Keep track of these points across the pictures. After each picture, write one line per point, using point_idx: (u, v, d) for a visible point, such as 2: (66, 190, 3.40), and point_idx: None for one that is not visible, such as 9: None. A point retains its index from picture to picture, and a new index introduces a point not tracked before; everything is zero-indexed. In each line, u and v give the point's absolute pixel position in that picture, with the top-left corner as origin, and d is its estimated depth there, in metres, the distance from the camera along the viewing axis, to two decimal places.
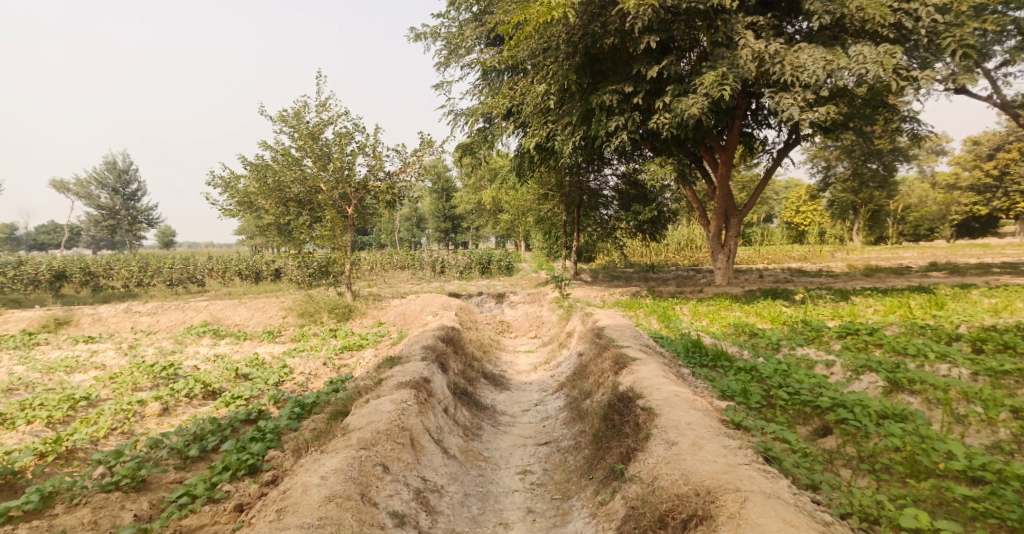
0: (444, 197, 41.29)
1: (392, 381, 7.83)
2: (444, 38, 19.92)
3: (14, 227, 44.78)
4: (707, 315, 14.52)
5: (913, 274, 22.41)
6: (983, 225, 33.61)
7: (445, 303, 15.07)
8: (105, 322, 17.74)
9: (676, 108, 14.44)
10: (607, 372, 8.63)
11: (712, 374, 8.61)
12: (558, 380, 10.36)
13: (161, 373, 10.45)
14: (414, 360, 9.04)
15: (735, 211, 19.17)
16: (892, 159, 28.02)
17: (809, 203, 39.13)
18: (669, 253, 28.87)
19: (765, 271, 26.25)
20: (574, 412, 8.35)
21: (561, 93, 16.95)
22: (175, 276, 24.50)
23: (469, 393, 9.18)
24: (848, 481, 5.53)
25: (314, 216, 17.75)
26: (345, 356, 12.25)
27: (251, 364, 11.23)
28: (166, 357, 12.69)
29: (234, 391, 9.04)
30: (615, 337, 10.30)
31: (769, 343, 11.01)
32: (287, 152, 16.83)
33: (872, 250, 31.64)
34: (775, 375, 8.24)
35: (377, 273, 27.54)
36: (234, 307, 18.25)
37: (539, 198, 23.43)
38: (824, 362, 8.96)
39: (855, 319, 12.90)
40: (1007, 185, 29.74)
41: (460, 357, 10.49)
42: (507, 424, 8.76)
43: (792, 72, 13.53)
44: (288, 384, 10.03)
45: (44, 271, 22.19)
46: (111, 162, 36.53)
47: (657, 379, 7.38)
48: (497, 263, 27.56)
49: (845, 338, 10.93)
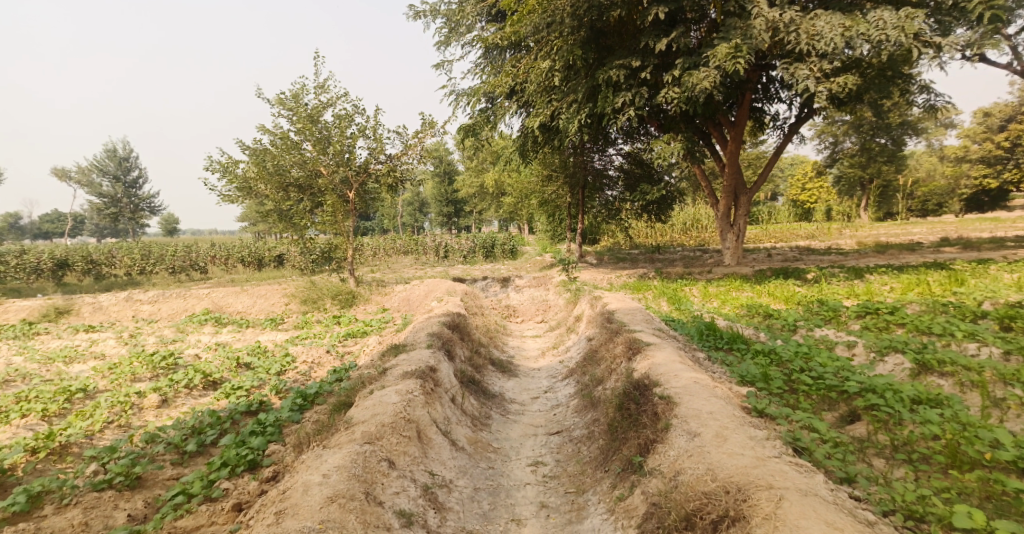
0: (446, 181, 40.82)
1: (397, 371, 7.52)
2: (443, 16, 19.42)
3: (17, 217, 44.60)
4: (718, 296, 14.15)
5: (925, 250, 21.96)
6: (992, 200, 32.95)
7: (450, 287, 14.76)
8: (105, 311, 17.48)
9: (686, 82, 13.93)
10: (620, 358, 8.30)
11: (729, 358, 8.30)
12: (568, 366, 10.05)
13: (161, 363, 10.11)
14: (419, 348, 8.73)
15: (744, 189, 18.69)
16: (900, 134, 28.24)
17: (815, 180, 38.38)
18: (675, 234, 28.42)
19: (773, 250, 25.81)
20: (586, 400, 8.04)
21: (566, 70, 16.45)
22: (177, 264, 24.24)
23: (477, 381, 8.88)
24: (885, 472, 5.24)
25: (315, 200, 17.39)
26: (349, 344, 11.95)
27: (253, 353, 10.95)
28: (167, 346, 12.41)
29: (234, 382, 8.71)
30: (626, 321, 9.95)
31: (785, 323, 10.68)
32: (286, 135, 16.44)
33: (881, 226, 31.12)
34: (796, 358, 7.92)
35: (381, 258, 27.22)
36: (236, 295, 17.97)
37: (543, 179, 23.00)
38: (844, 343, 8.62)
39: (872, 297, 12.54)
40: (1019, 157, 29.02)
41: (467, 344, 10.19)
42: (516, 412, 8.47)
43: (807, 42, 13.05)
44: (290, 373, 9.73)
45: (46, 260, 21.92)
46: (112, 149, 36.16)
47: (673, 366, 7.05)
48: (501, 246, 27.20)
49: (864, 317, 10.58)
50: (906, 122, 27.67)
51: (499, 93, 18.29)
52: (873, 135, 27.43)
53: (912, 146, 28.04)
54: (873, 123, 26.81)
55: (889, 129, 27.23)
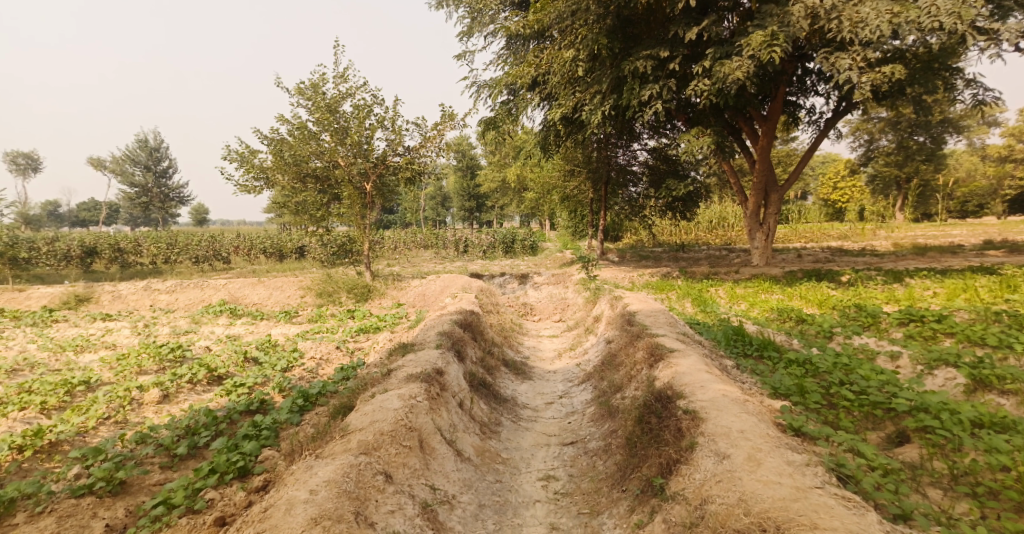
0: (469, 175, 40.42)
1: (401, 374, 7.06)
2: (466, 5, 18.95)
3: (54, 205, 45.34)
4: (746, 298, 13.45)
5: (968, 254, 20.86)
6: None
7: (466, 283, 14.30)
8: (124, 299, 17.37)
9: (718, 73, 13.23)
10: (641, 365, 7.73)
11: (761, 367, 7.68)
12: (586, 369, 9.50)
13: (167, 354, 9.77)
14: (427, 348, 8.26)
15: (775, 187, 17.86)
16: (940, 132, 26.18)
17: (848, 179, 36.86)
18: (700, 232, 27.60)
19: (803, 250, 24.88)
20: (603, 409, 7.50)
21: (591, 60, 15.84)
22: (201, 253, 24.22)
23: (488, 384, 8.40)
24: (944, 508, 4.66)
25: (332, 192, 17.07)
26: (361, 340, 11.55)
27: (261, 347, 10.60)
28: (178, 338, 12.16)
29: (237, 379, 8.32)
30: (648, 324, 9.35)
31: (820, 329, 10.02)
32: (303, 125, 16.11)
33: (918, 227, 29.93)
34: (835, 370, 7.27)
35: (401, 252, 26.89)
36: (252, 286, 17.74)
37: (565, 174, 22.43)
38: (886, 354, 7.95)
39: (914, 304, 11.78)
40: None
41: (480, 344, 9.70)
42: (529, 419, 7.96)
43: (851, 29, 12.31)
44: (296, 370, 9.35)
45: (75, 247, 22.02)
46: (143, 139, 36.42)
47: (699, 376, 6.46)
48: (522, 242, 26.70)
49: (906, 324, 9.87)
50: (947, 118, 25.88)
51: (522, 85, 17.74)
52: (911, 134, 26.61)
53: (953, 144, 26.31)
54: (911, 121, 25.98)
55: (928, 127, 25.72)
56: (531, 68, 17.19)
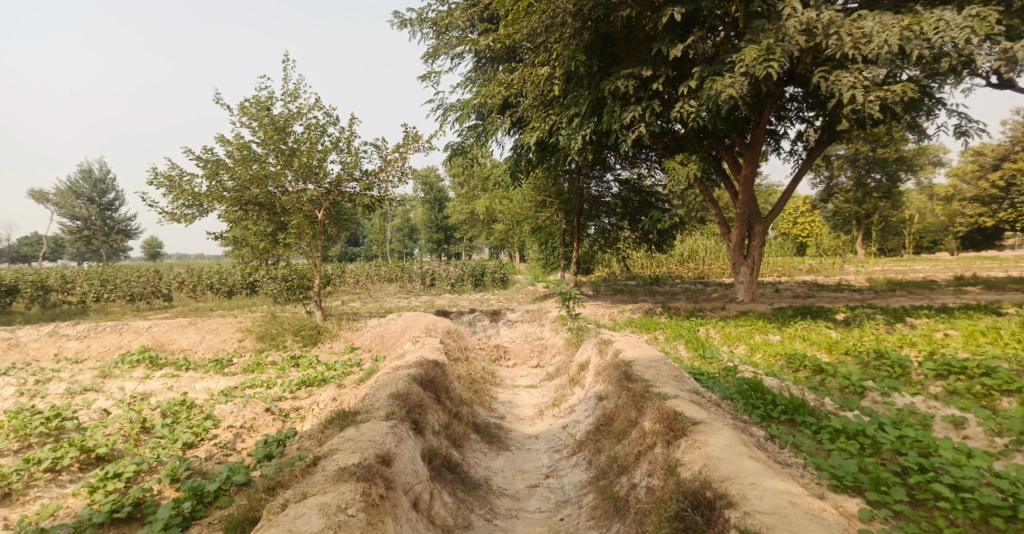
0: (436, 207, 38.70)
1: (330, 465, 5.27)
2: (431, 24, 17.52)
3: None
4: (743, 340, 11.82)
5: (948, 288, 19.92)
6: (988, 238, 31.35)
7: (430, 323, 12.38)
8: (23, 348, 14.81)
9: (709, 91, 11.83)
10: (655, 440, 6.04)
11: (805, 441, 6.04)
12: (575, 436, 7.69)
13: (38, 427, 7.54)
14: (374, 418, 6.37)
15: (759, 218, 16.45)
16: (896, 169, 26.49)
17: (808, 214, 36.64)
18: (671, 265, 26.18)
19: (782, 284, 23.65)
20: (606, 504, 6.02)
21: (566, 80, 14.42)
22: (138, 290, 21.62)
23: (454, 465, 6.61)
24: None
25: (278, 221, 15.01)
26: (298, 398, 9.48)
27: (169, 412, 8.46)
28: (74, 398, 9.89)
29: (109, 468, 6.20)
30: (651, 379, 7.55)
31: (846, 381, 8.48)
32: (246, 146, 14.16)
33: (886, 261, 29.23)
34: (907, 447, 5.71)
35: (362, 287, 24.78)
36: (181, 329, 15.42)
37: (535, 205, 20.87)
38: (949, 420, 6.57)
39: (932, 347, 10.34)
40: (1014, 197, 26.98)
41: (444, 405, 7.78)
42: (506, 515, 6.27)
43: (852, 46, 11.11)
44: (205, 447, 7.29)
45: None
46: (87, 170, 33.85)
47: (738, 470, 5.02)
48: (490, 275, 24.97)
49: (944, 376, 8.38)
50: (902, 156, 26.08)
51: (491, 107, 16.14)
52: (868, 171, 26.91)
53: (908, 183, 26.60)
54: (869, 158, 26.34)
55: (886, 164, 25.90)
56: (501, 89, 15.56)
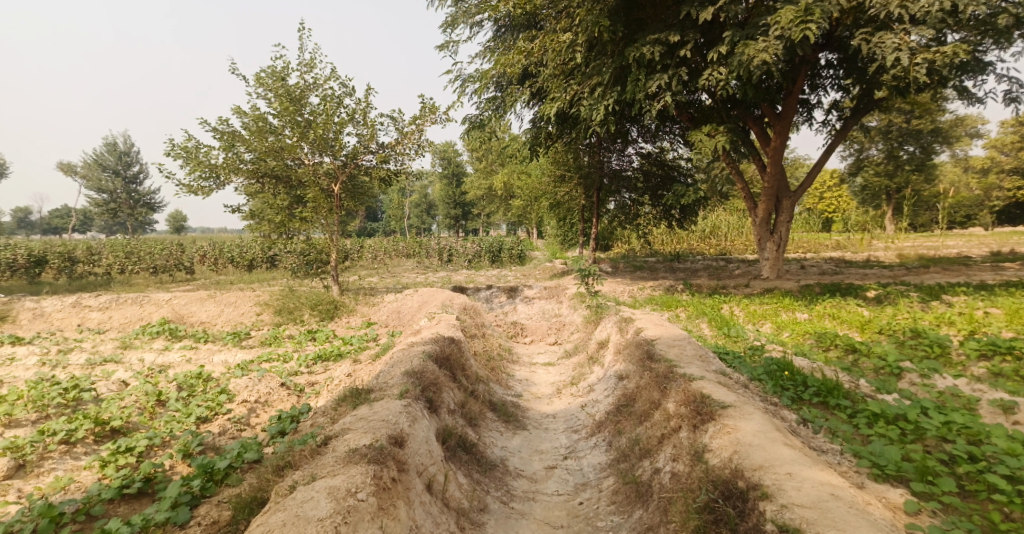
0: (454, 182, 38.29)
1: (340, 447, 5.10)
2: None
3: (27, 212, 42.39)
4: (769, 318, 11.41)
5: (984, 265, 19.14)
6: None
7: (448, 299, 12.14)
8: (47, 318, 14.93)
9: (740, 56, 11.23)
10: (681, 424, 5.74)
11: (842, 427, 5.71)
12: (595, 417, 7.42)
13: (55, 398, 7.51)
14: (387, 397, 6.15)
15: (787, 192, 15.82)
16: (930, 141, 25.52)
17: (834, 189, 35.59)
18: (694, 241, 25.59)
19: (808, 261, 22.98)
20: (628, 489, 5.78)
21: (589, 47, 13.86)
22: (160, 263, 21.71)
23: (469, 445, 6.40)
24: None
25: (294, 195, 14.81)
26: (314, 373, 9.33)
27: (184, 386, 8.36)
28: (93, 370, 9.87)
29: (121, 442, 6.12)
30: (675, 358, 7.23)
31: (882, 361, 8.07)
32: (261, 118, 13.90)
33: (917, 237, 28.30)
34: (954, 434, 5.35)
35: (381, 261, 24.65)
36: (200, 301, 15.41)
37: (555, 179, 20.38)
38: (997, 404, 6.19)
39: (971, 326, 9.84)
40: None
41: (459, 383, 7.54)
42: (523, 497, 6.06)
43: (898, 4, 10.40)
44: (218, 422, 7.17)
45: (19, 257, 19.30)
46: (112, 142, 34.02)
47: (769, 459, 4.72)
48: (509, 251, 24.64)
49: (986, 356, 7.93)
50: (938, 128, 25.03)
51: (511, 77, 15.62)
52: (900, 144, 25.91)
53: (943, 155, 25.59)
54: (902, 130, 25.51)
55: (919, 136, 25.16)
56: (521, 57, 15.01)
